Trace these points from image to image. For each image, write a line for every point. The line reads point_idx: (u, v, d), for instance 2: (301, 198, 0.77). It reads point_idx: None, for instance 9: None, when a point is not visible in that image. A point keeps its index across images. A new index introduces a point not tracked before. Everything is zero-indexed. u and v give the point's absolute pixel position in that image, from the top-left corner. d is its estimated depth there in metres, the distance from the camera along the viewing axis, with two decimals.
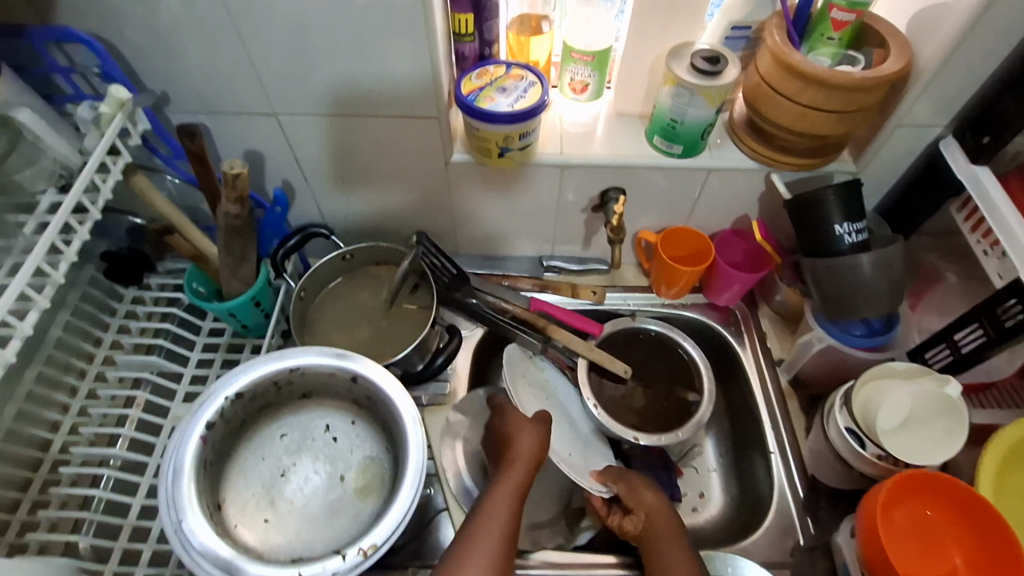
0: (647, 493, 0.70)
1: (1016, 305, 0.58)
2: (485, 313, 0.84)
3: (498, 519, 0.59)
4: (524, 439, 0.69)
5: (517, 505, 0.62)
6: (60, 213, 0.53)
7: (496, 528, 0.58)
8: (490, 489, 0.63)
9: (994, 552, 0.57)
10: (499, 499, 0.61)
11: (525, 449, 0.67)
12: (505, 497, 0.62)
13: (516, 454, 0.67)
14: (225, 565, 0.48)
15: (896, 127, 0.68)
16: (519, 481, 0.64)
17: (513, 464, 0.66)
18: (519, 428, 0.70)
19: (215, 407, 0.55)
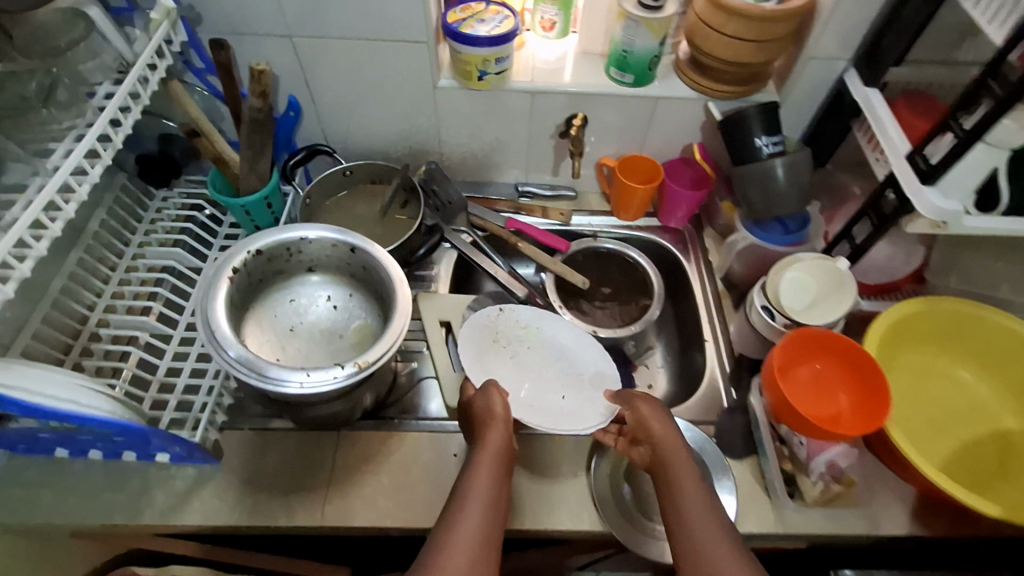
0: (655, 420, 0.70)
1: (891, 193, 0.72)
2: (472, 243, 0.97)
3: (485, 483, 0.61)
4: (495, 419, 0.69)
5: (499, 476, 0.63)
6: (116, 94, 0.65)
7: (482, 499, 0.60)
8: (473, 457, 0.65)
9: (873, 390, 0.70)
10: (482, 465, 0.63)
11: (497, 426, 0.68)
12: (486, 461, 0.64)
13: (490, 420, 0.69)
14: (250, 364, 0.61)
15: (807, 59, 0.81)
16: (493, 463, 0.64)
17: (484, 445, 0.66)
18: (481, 401, 0.71)
19: (239, 256, 0.68)
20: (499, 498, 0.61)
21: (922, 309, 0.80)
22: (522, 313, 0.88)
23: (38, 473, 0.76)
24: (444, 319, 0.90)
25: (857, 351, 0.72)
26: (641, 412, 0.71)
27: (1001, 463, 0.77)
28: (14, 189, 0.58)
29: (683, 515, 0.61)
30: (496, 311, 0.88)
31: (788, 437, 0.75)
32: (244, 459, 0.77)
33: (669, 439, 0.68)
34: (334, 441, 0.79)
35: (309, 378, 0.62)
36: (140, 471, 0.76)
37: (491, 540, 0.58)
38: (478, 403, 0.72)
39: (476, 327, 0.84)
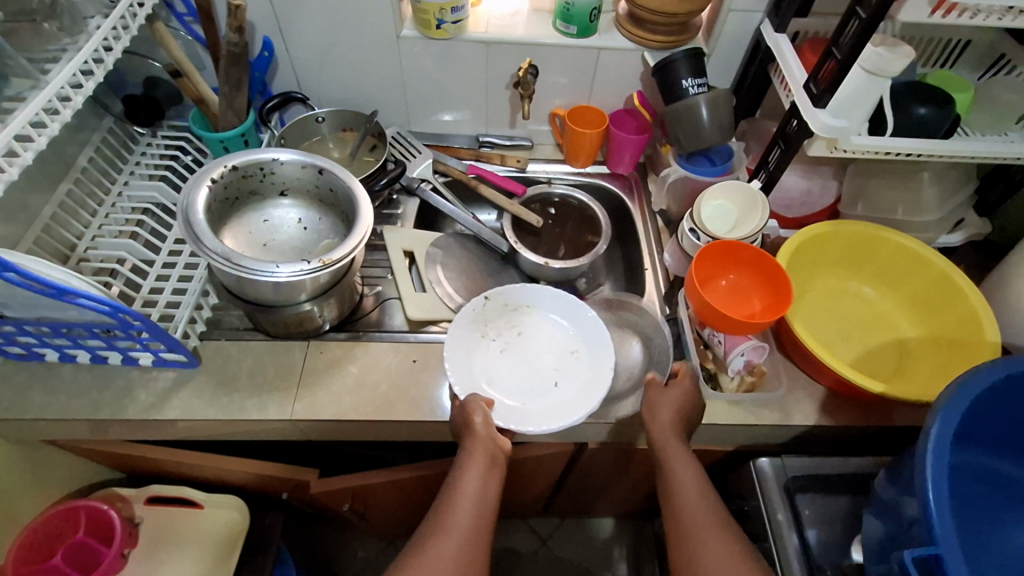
0: (666, 411, 0.76)
1: (795, 122, 0.82)
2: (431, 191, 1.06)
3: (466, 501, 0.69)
4: (487, 430, 0.74)
5: (480, 491, 0.70)
6: (105, 23, 0.73)
7: (457, 525, 0.67)
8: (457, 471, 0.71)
9: (778, 290, 0.80)
10: (465, 484, 0.70)
11: (482, 432, 0.73)
12: (470, 476, 0.70)
13: (472, 434, 0.73)
14: (226, 254, 0.69)
15: (728, 10, 0.92)
16: (484, 467, 0.71)
17: (471, 452, 0.72)
18: (461, 415, 0.76)
19: (218, 169, 0.76)
20: (478, 513, 0.69)
21: (826, 231, 0.90)
22: (508, 297, 0.92)
23: (29, 378, 0.82)
24: (407, 249, 0.99)
25: (762, 258, 0.82)
26: (659, 398, 0.78)
27: (900, 361, 0.87)
28: (14, 99, 0.66)
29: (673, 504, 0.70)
30: (481, 301, 0.90)
31: (709, 338, 0.85)
32: (220, 365, 0.84)
33: (671, 428, 0.75)
34: (303, 350, 0.86)
35: (279, 269, 0.71)
36: (124, 374, 0.83)
37: (479, 537, 0.67)
38: (461, 409, 0.76)
39: (465, 319, 0.87)
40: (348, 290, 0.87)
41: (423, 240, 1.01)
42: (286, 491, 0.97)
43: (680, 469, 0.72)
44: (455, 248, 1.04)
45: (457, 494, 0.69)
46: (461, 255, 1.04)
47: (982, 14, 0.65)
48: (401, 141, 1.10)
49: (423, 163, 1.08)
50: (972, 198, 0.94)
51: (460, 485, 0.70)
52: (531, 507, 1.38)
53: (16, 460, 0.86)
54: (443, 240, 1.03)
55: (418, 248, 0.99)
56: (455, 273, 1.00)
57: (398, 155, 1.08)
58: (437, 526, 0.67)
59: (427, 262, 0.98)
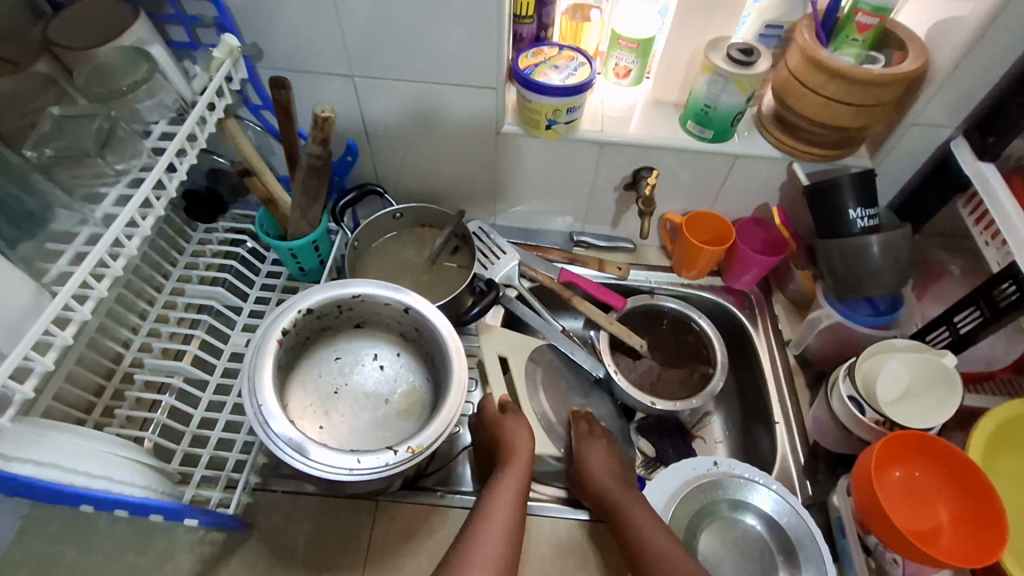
0: (599, 455, 0.75)
1: (1010, 286, 0.64)
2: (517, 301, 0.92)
3: (498, 518, 0.60)
4: (511, 435, 0.70)
5: (518, 502, 0.63)
6: (172, 142, 0.60)
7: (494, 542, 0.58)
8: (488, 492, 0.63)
9: (983, 520, 0.61)
10: (501, 498, 0.62)
11: (523, 446, 0.68)
12: (505, 491, 0.63)
13: (510, 448, 0.68)
14: (295, 445, 0.55)
15: (911, 125, 0.74)
16: (517, 479, 0.65)
17: (508, 464, 0.66)
18: (490, 421, 0.72)
19: (290, 316, 0.63)
20: (517, 527, 0.61)
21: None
22: (741, 473, 0.73)
23: (61, 527, 0.71)
24: (500, 354, 0.84)
25: (969, 466, 0.63)
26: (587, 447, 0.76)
27: None
28: (61, 239, 0.54)
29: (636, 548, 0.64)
30: (708, 464, 0.73)
31: (877, 550, 0.66)
32: (274, 527, 0.72)
33: (614, 474, 0.72)
34: (371, 513, 0.73)
35: (359, 464, 0.56)
36: (166, 532, 0.71)
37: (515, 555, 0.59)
38: (494, 424, 0.72)
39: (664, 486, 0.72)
40: None
41: (521, 349, 0.85)
42: None
43: (639, 518, 0.67)
44: (547, 373, 0.88)
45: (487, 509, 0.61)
46: (553, 376, 0.88)
47: None
48: (485, 238, 0.95)
49: (514, 270, 0.93)
50: None
51: (494, 504, 0.62)
52: None
53: None
54: (540, 352, 0.88)
55: (513, 357, 0.84)
56: (550, 405, 0.85)
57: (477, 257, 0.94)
58: (465, 543, 0.58)
59: (522, 378, 0.83)
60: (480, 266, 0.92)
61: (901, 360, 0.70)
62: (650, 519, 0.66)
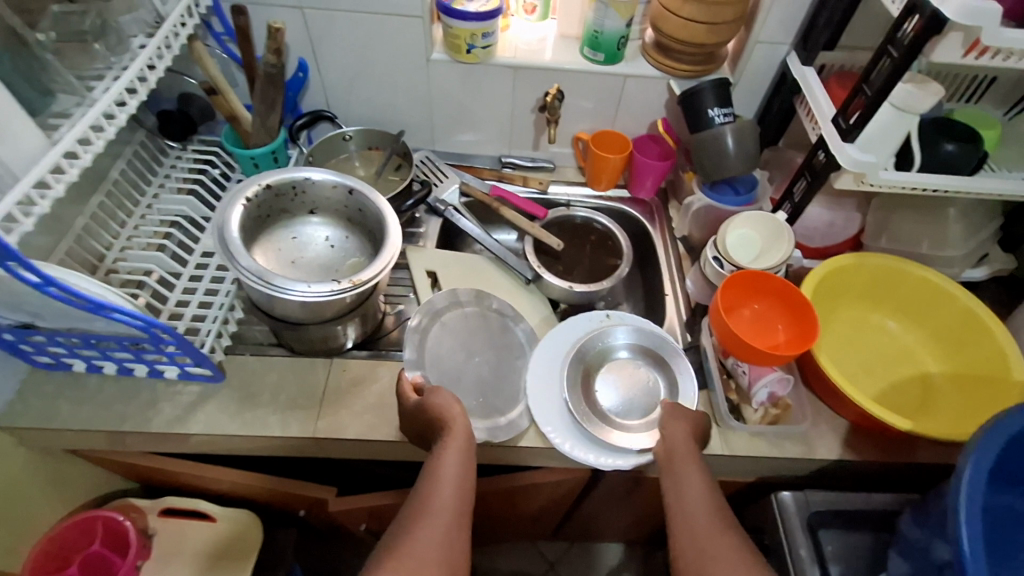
0: (680, 425, 0.78)
1: (822, 154, 0.82)
2: (452, 213, 1.06)
3: (448, 489, 0.68)
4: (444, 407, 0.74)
5: (462, 473, 0.70)
6: (149, 44, 0.74)
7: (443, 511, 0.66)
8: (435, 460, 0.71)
9: (805, 329, 0.79)
10: (447, 467, 0.70)
11: (460, 417, 0.74)
12: (450, 465, 0.70)
13: (450, 421, 0.73)
14: (258, 272, 0.69)
15: (755, 43, 0.93)
16: (459, 448, 0.71)
17: (450, 434, 0.72)
18: (433, 400, 0.74)
19: (252, 188, 0.77)
20: (461, 496, 0.69)
21: (846, 262, 0.90)
22: (625, 320, 0.94)
23: (55, 389, 0.83)
24: (430, 269, 1.00)
25: (791, 290, 0.81)
26: (672, 417, 0.79)
27: (923, 397, 0.87)
28: (60, 115, 0.67)
29: (681, 510, 0.70)
30: (602, 316, 0.94)
31: (733, 369, 0.84)
32: (244, 380, 0.85)
33: (688, 444, 0.76)
34: (326, 367, 0.87)
35: (309, 288, 0.71)
36: (150, 387, 0.83)
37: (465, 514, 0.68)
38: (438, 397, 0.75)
39: (569, 330, 0.92)
40: (372, 310, 0.87)
41: (454, 265, 1.01)
42: (302, 509, 0.97)
43: (688, 486, 0.71)
44: (476, 275, 1.02)
45: (435, 478, 0.69)
46: (488, 277, 1.02)
47: (1016, 57, 0.65)
48: (428, 165, 1.11)
49: (456, 185, 1.09)
50: (996, 233, 0.94)
51: (440, 469, 0.70)
52: (542, 530, 1.35)
53: (39, 468, 0.86)
54: (472, 265, 1.02)
55: (441, 271, 1.00)
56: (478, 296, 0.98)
57: (424, 177, 1.10)
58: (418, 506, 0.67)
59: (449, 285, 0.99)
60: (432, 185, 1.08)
61: (741, 224, 0.89)
62: (701, 490, 0.71)
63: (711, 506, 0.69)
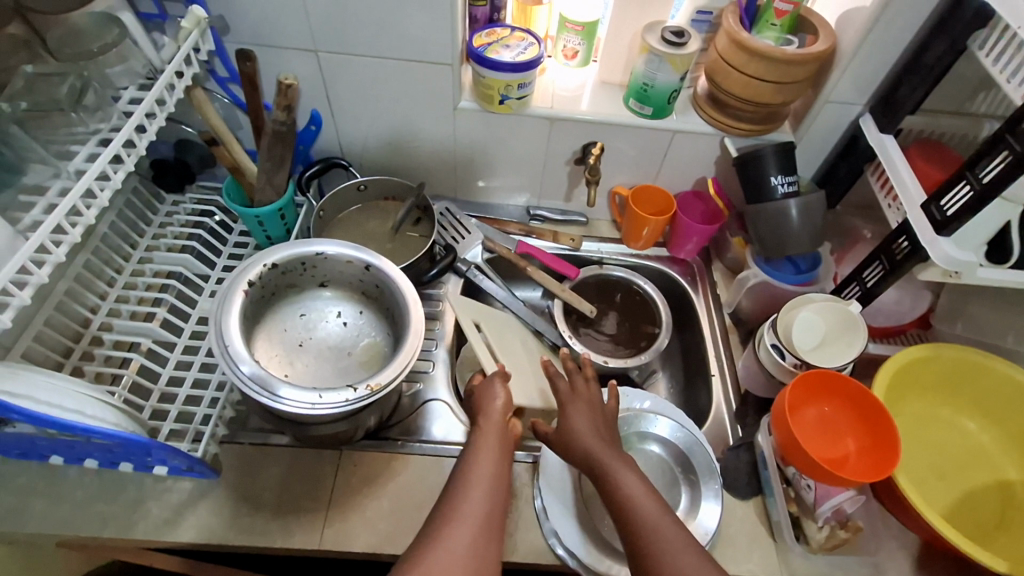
0: (583, 418, 0.68)
1: (904, 241, 0.72)
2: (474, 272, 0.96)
3: (478, 485, 0.58)
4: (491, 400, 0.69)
5: (498, 467, 0.61)
6: (141, 104, 0.64)
7: (471, 513, 0.56)
8: (464, 460, 0.62)
9: (883, 448, 0.69)
10: (480, 464, 0.61)
11: (500, 411, 0.68)
12: (483, 464, 0.61)
13: (486, 414, 0.68)
14: (260, 381, 0.60)
15: (824, 103, 0.83)
16: (495, 442, 0.64)
17: (483, 430, 0.66)
18: (483, 394, 0.71)
19: (255, 269, 0.68)
20: (495, 491, 0.59)
21: (920, 355, 0.80)
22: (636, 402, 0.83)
23: (30, 480, 0.74)
24: (477, 321, 0.86)
25: (867, 396, 0.71)
26: (569, 416, 0.68)
27: (1004, 513, 0.77)
28: (32, 191, 0.58)
29: (622, 513, 0.58)
30: None
31: (794, 480, 0.74)
32: (242, 474, 0.75)
33: (598, 437, 0.65)
34: (335, 460, 0.77)
35: (320, 399, 0.61)
36: (137, 481, 0.74)
37: (495, 524, 0.56)
38: (484, 390, 0.72)
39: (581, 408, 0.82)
40: (388, 396, 0.77)
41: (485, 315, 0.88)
42: None
43: (624, 477, 0.61)
44: (511, 332, 0.90)
45: (467, 474, 0.60)
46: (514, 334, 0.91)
47: None
48: (448, 219, 1.00)
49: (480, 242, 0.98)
50: None
51: (472, 467, 0.60)
52: None
53: (11, 561, 0.77)
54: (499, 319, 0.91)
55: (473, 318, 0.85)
56: (517, 354, 0.87)
57: (443, 233, 0.99)
58: (445, 507, 0.57)
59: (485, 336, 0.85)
60: (452, 240, 0.98)
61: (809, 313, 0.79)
62: (640, 484, 0.60)
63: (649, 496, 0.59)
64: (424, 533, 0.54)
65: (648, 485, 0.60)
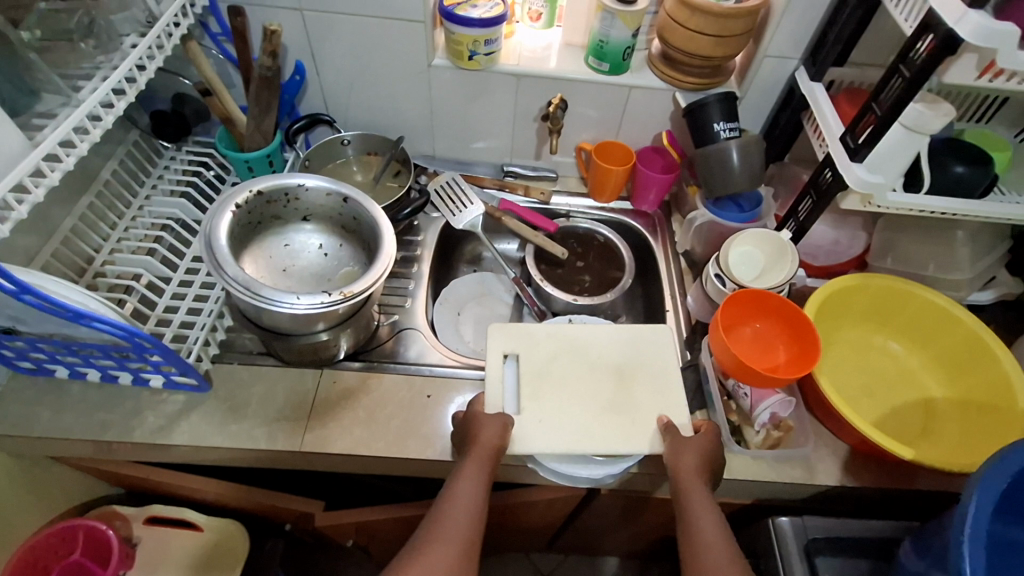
0: (691, 454, 0.70)
1: (828, 173, 0.81)
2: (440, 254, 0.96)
3: (463, 509, 0.67)
4: (483, 428, 0.72)
5: (483, 494, 0.69)
6: (140, 43, 0.73)
7: (453, 535, 0.65)
8: (453, 483, 0.69)
9: (807, 353, 0.77)
10: (466, 486, 0.69)
11: (486, 441, 0.71)
12: (473, 490, 0.69)
13: (477, 440, 0.71)
14: (245, 283, 0.67)
15: (763, 56, 0.91)
16: (481, 470, 0.69)
17: (473, 455, 0.70)
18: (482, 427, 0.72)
19: (243, 194, 0.75)
20: (476, 515, 0.67)
21: (851, 282, 0.87)
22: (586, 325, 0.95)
23: (37, 393, 0.81)
24: (508, 352, 0.81)
25: (791, 306, 0.79)
26: (686, 438, 0.72)
27: (926, 423, 0.84)
28: (45, 116, 0.65)
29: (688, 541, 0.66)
30: (565, 322, 0.94)
31: (733, 390, 0.81)
32: (231, 389, 0.83)
33: (697, 474, 0.69)
34: (316, 378, 0.84)
35: (298, 300, 0.68)
36: (134, 395, 0.81)
37: (475, 539, 0.66)
38: (476, 417, 0.73)
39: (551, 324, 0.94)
40: (365, 321, 0.85)
41: (626, 346, 0.82)
42: (288, 521, 0.95)
43: (703, 523, 0.66)
44: (548, 380, 0.78)
45: (453, 498, 0.68)
46: (599, 372, 0.79)
47: None
48: (451, 189, 1.07)
49: (467, 198, 1.06)
50: (1006, 257, 0.92)
51: (458, 492, 0.68)
52: (535, 544, 1.33)
53: (18, 472, 0.84)
54: (648, 357, 0.81)
55: (529, 355, 0.81)
56: (562, 395, 0.77)
57: (442, 204, 1.06)
58: (430, 526, 0.66)
59: (531, 371, 0.79)
60: (450, 213, 1.05)
61: (743, 240, 0.87)
62: (717, 530, 0.65)
63: (721, 534, 0.66)
64: (410, 547, 0.65)
65: (726, 528, 0.66)
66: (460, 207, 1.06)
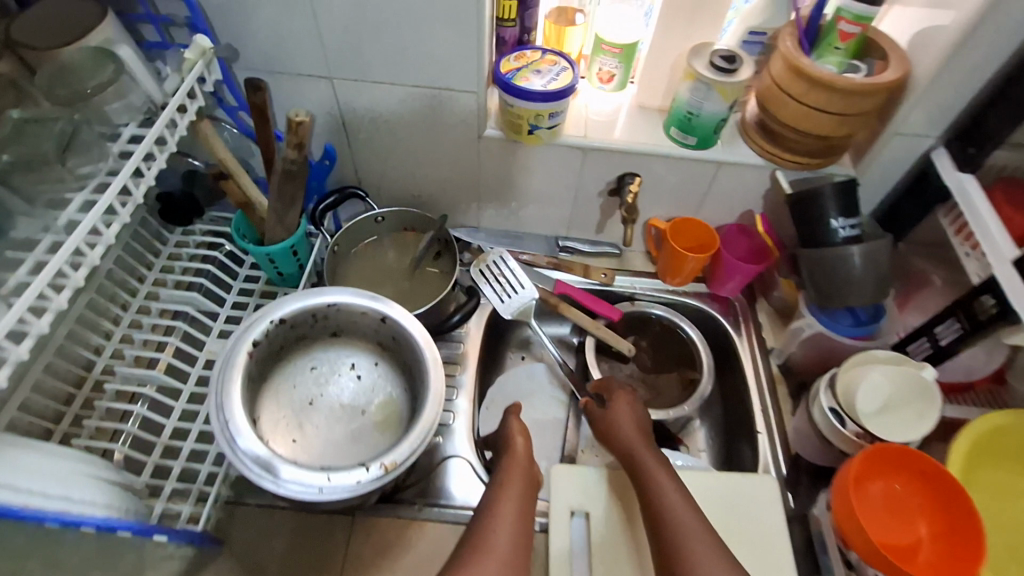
0: (626, 422, 0.74)
1: (988, 300, 0.64)
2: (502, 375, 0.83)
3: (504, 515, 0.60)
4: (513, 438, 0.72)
5: (526, 506, 0.62)
6: (142, 142, 0.58)
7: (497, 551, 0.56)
8: (488, 496, 0.63)
9: (956, 533, 0.62)
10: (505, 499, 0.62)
11: (521, 451, 0.70)
12: (511, 492, 0.63)
13: (510, 451, 0.70)
14: (265, 464, 0.54)
15: (892, 135, 0.74)
16: (520, 483, 0.65)
17: (510, 471, 0.67)
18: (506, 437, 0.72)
19: (261, 327, 0.62)
20: (522, 530, 0.60)
21: (999, 422, 0.71)
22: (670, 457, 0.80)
23: None
24: (580, 507, 0.69)
25: (942, 473, 0.64)
26: (616, 414, 0.76)
27: None
28: (20, 248, 0.52)
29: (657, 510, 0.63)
30: None
31: (857, 566, 0.64)
32: (248, 541, 0.71)
33: (638, 435, 0.72)
34: (348, 527, 0.72)
35: (329, 483, 0.55)
36: (137, 545, 0.69)
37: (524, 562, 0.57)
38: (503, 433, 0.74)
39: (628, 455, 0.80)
40: None
41: (721, 507, 0.70)
42: None
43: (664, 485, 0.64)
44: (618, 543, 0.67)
45: (497, 509, 0.61)
46: None
47: None
48: (499, 271, 0.92)
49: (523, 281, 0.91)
50: None
51: (501, 505, 0.62)
52: None
53: None
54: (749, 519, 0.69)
55: (602, 515, 0.69)
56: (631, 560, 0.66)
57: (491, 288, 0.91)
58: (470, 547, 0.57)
59: (605, 537, 0.67)
60: (497, 298, 0.90)
61: (880, 370, 0.71)
62: (676, 491, 0.63)
63: (680, 490, 0.64)
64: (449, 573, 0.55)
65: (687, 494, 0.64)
66: (512, 294, 0.90)
